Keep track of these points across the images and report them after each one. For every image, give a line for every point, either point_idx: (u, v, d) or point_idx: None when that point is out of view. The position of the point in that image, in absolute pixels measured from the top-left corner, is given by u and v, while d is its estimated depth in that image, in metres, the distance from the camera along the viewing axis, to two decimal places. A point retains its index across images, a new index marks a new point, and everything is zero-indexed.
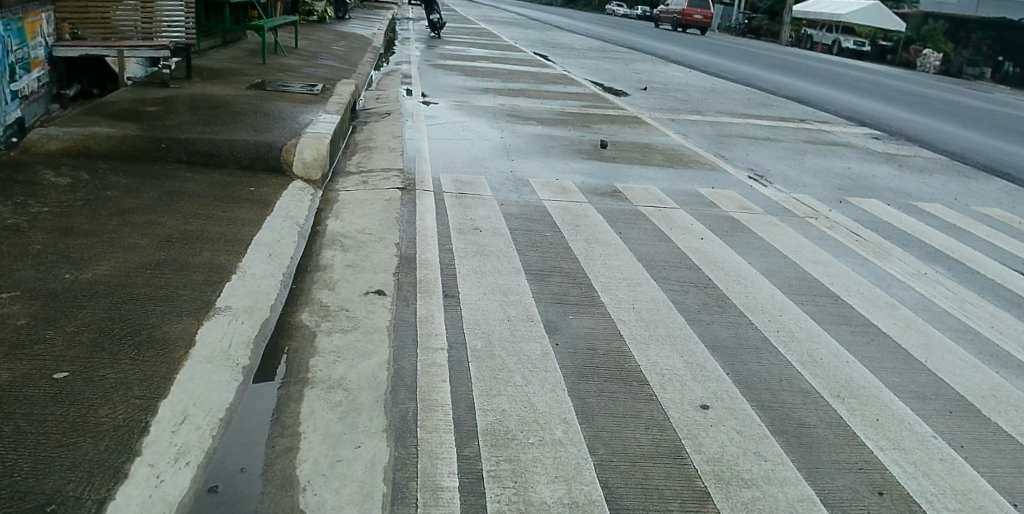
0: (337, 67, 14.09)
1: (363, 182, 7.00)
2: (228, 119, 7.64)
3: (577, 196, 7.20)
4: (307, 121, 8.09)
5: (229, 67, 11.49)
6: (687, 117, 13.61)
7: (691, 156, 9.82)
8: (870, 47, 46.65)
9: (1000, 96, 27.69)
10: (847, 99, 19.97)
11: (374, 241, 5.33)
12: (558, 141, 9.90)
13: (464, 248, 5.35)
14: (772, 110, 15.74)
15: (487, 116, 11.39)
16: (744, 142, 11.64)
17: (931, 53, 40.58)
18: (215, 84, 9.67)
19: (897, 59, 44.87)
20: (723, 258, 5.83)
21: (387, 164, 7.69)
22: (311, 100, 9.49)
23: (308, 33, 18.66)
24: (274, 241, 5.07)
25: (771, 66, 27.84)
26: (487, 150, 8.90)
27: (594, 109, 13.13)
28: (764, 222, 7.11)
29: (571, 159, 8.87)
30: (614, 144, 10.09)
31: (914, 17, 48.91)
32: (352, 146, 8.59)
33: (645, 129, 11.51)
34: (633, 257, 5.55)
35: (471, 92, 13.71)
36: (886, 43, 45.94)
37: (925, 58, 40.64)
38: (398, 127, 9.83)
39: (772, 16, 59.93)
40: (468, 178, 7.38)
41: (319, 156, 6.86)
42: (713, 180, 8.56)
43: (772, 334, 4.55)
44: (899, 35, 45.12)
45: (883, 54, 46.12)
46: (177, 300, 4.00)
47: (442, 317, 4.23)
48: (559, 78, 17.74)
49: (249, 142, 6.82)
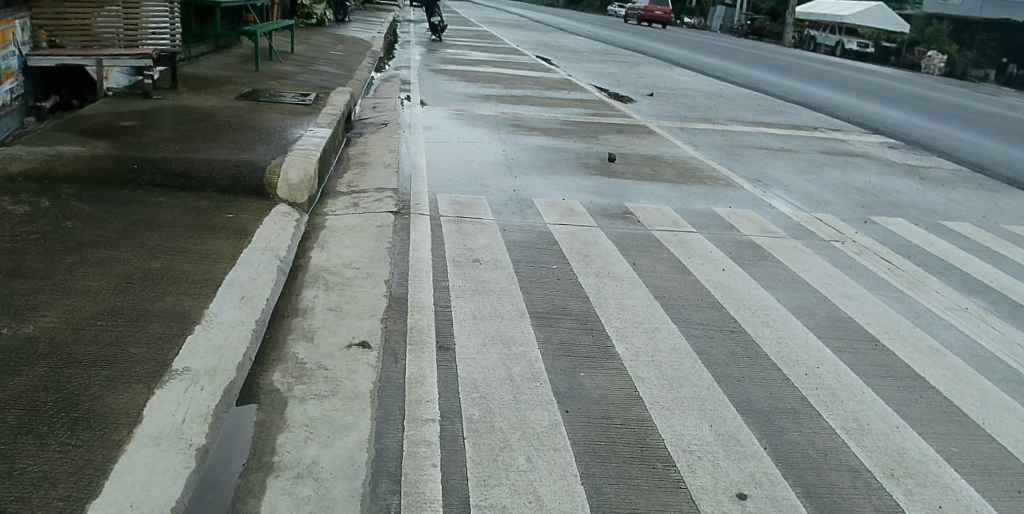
0: (333, 73, 13.54)
1: (353, 204, 6.46)
2: (210, 135, 7.11)
3: (585, 218, 6.64)
4: (295, 137, 7.56)
5: (219, 75, 10.96)
6: (698, 125, 13.05)
7: (703, 170, 9.25)
8: (875, 49, 45.94)
9: (1009, 99, 27.01)
10: (859, 105, 19.36)
11: (362, 278, 4.79)
12: (563, 154, 9.34)
13: (461, 286, 4.80)
14: (784, 118, 15.17)
15: (488, 126, 10.84)
16: (759, 153, 11.08)
17: (936, 55, 39.44)
18: (201, 94, 9.13)
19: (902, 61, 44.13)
20: (748, 294, 5.28)
21: (380, 183, 7.14)
22: (303, 111, 8.95)
23: (305, 37, 18.11)
24: (249, 280, 4.53)
25: (778, 69, 27.19)
26: (488, 165, 8.36)
27: (601, 118, 12.56)
28: (787, 247, 6.56)
29: (576, 175, 8.31)
30: (623, 157, 9.52)
31: (920, 18, 48.14)
32: (345, 163, 8.05)
33: (654, 140, 10.95)
34: (650, 294, 5.00)
35: (472, 100, 13.17)
36: (891, 45, 45.27)
37: (929, 61, 39.53)
38: (394, 140, 9.29)
39: (775, 17, 59.32)
40: (467, 198, 6.83)
41: (305, 177, 6.32)
42: (730, 198, 7.99)
43: (811, 394, 4.03)
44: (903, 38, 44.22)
45: (888, 56, 45.46)
46: (127, 361, 3.46)
47: (434, 378, 3.68)
48: (564, 84, 17.18)
49: (229, 162, 6.28)
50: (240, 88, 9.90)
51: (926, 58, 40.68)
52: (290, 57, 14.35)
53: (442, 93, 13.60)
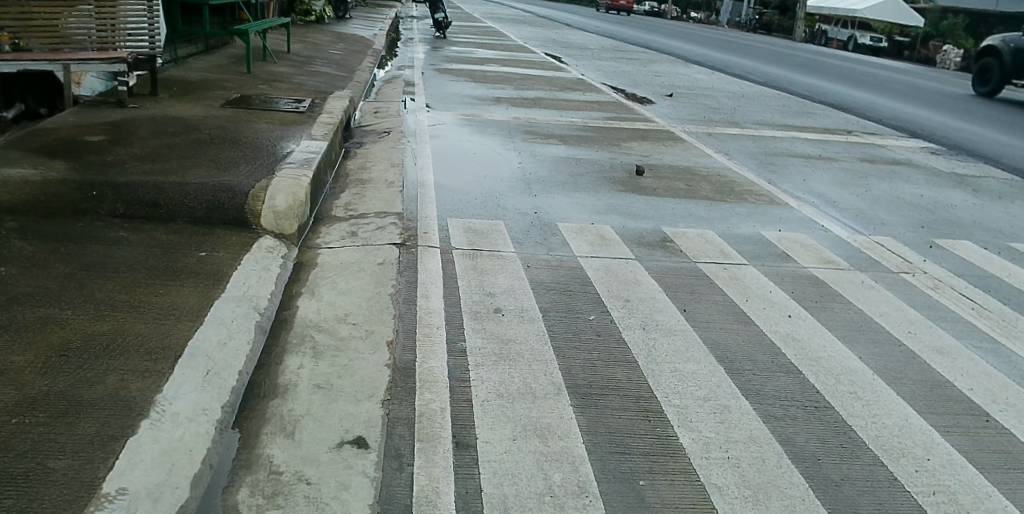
0: (334, 75, 12.67)
1: (352, 233, 5.57)
2: (189, 151, 6.26)
3: (619, 248, 5.75)
4: (286, 152, 6.68)
5: (207, 79, 10.09)
6: (724, 129, 12.14)
7: (740, 185, 8.34)
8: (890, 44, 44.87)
9: None
10: (885, 104, 18.40)
11: (358, 339, 3.89)
12: (585, 167, 8.44)
13: (481, 347, 3.91)
14: (813, 121, 14.25)
15: (501, 133, 9.95)
16: (795, 162, 10.17)
17: (952, 50, 38.53)
18: (184, 102, 8.26)
19: (914, 55, 42.54)
20: (825, 350, 4.39)
21: (382, 206, 6.24)
22: (296, 120, 8.08)
23: (304, 36, 17.25)
24: (217, 347, 3.63)
25: (793, 66, 26.22)
26: (503, 181, 7.47)
27: (621, 122, 11.66)
28: (854, 284, 5.65)
29: (602, 193, 7.41)
30: (651, 169, 8.62)
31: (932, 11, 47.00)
32: (343, 180, 7.15)
33: (681, 148, 10.04)
34: (710, 354, 4.11)
35: (482, 103, 12.27)
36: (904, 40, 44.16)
37: (944, 56, 38.79)
38: (399, 151, 8.41)
39: (785, 12, 58.33)
40: (482, 225, 5.94)
41: (295, 202, 5.44)
42: (776, 220, 7.09)
43: (929, 500, 3.12)
44: (916, 32, 43.29)
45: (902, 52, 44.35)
46: (41, 482, 2.58)
47: (451, 496, 2.78)
48: (577, 84, 16.28)
49: (205, 185, 5.42)
50: (228, 94, 9.02)
51: (941, 54, 39.62)
52: (286, 57, 13.46)
53: (449, 96, 12.69)
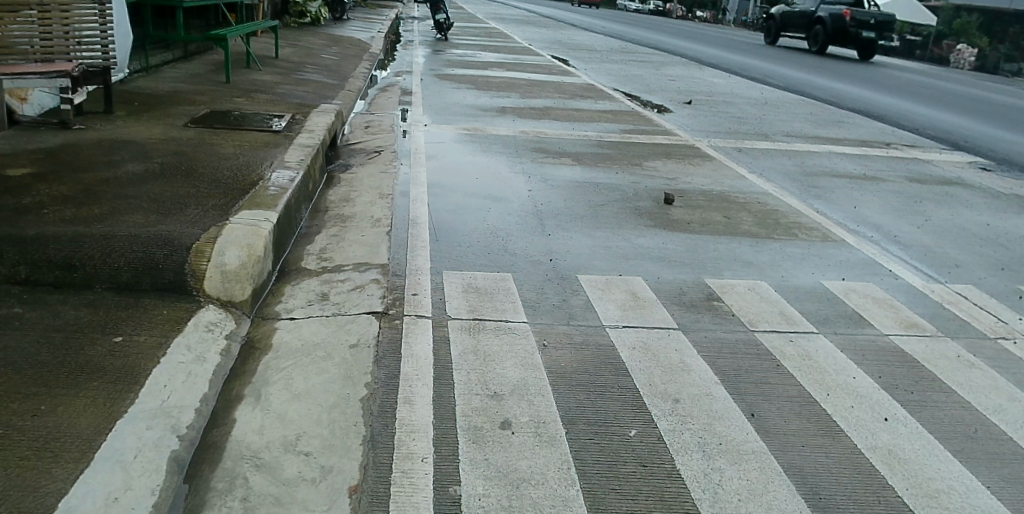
0: (325, 84, 11.57)
1: (322, 295, 4.46)
2: (130, 187, 5.17)
3: (657, 311, 4.63)
4: (250, 185, 5.57)
5: (177, 92, 8.98)
6: (754, 143, 11.02)
7: (784, 217, 7.21)
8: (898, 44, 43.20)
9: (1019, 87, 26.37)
10: (919, 112, 17.21)
11: (308, 486, 2.77)
12: (604, 194, 7.31)
13: (481, 493, 2.78)
14: (848, 132, 13.10)
15: (508, 152, 8.82)
16: (838, 183, 9.04)
17: (964, 49, 37.98)
18: (142, 120, 7.18)
19: (928, 55, 41.43)
20: (942, 480, 3.26)
21: (364, 255, 5.12)
22: (270, 142, 6.97)
23: (295, 39, 16.19)
24: (101, 508, 2.53)
25: (812, 69, 24.98)
26: (511, 215, 6.35)
27: (640, 136, 10.54)
28: (952, 362, 4.51)
29: (627, 229, 6.27)
30: (680, 196, 7.50)
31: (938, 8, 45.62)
32: (321, 216, 6.04)
33: (710, 167, 8.91)
34: (797, 496, 2.99)
35: (487, 115, 11.15)
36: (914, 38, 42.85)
37: (958, 55, 37.96)
38: (390, 178, 7.29)
39: None
40: (487, 280, 4.82)
41: (250, 259, 4.35)
42: (835, 267, 5.96)
43: None
44: (929, 29, 42.21)
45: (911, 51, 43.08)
46: None
47: None
48: (588, 90, 15.18)
49: (137, 238, 4.32)
50: (197, 110, 7.93)
51: (953, 52, 38.43)
52: (273, 64, 12.33)
53: (449, 106, 11.56)
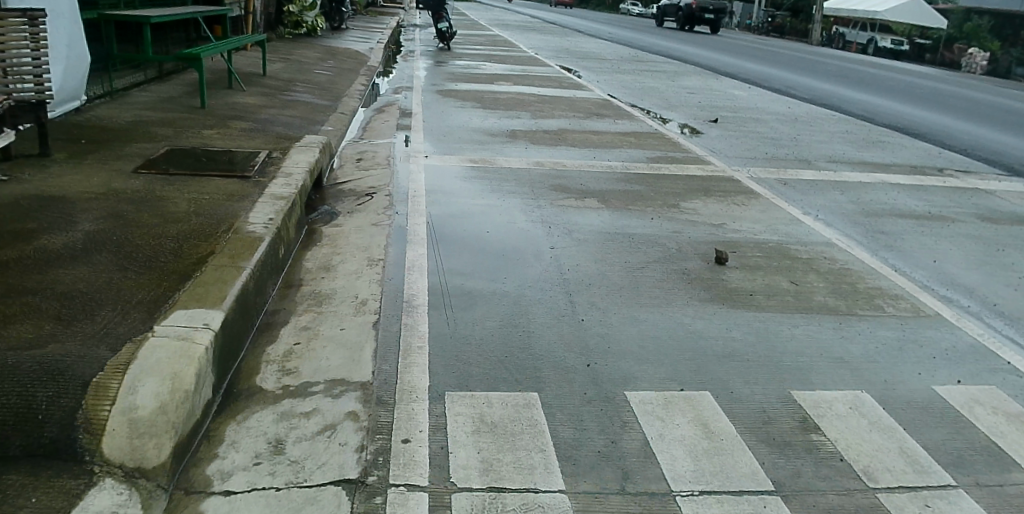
0: (316, 106, 10.33)
1: (275, 443, 3.20)
2: (34, 274, 3.97)
3: (739, 457, 3.37)
4: (198, 260, 4.33)
5: (140, 122, 7.77)
6: (795, 171, 9.76)
7: (860, 280, 5.94)
8: (912, 47, 41.84)
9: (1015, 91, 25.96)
10: (961, 127, 15.84)
11: None
12: (641, 250, 6.05)
13: None
14: (895, 155, 11.81)
15: (523, 191, 7.57)
16: (903, 225, 7.77)
17: (976, 53, 35.48)
18: (84, 165, 5.96)
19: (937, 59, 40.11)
20: None
21: (341, 364, 3.86)
22: (237, 191, 5.73)
23: (289, 52, 15.00)
24: None
25: (835, 77, 23.69)
26: (533, 287, 5.09)
27: (669, 165, 9.29)
28: None
29: (679, 306, 5.01)
30: (731, 251, 6.26)
31: (955, 11, 44.10)
32: (292, 293, 4.78)
33: (758, 207, 7.64)
34: None
35: (497, 141, 9.87)
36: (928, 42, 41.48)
37: (970, 57, 35.55)
38: (385, 233, 6.04)
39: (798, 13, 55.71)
40: (506, 408, 3.56)
41: (173, 395, 3.10)
42: (944, 363, 4.67)
43: None
44: (941, 33, 40.78)
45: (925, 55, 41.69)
46: None
47: None
48: (603, 107, 13.92)
49: (16, 371, 3.12)
50: (156, 148, 6.70)
51: (966, 57, 36.91)
52: (260, 84, 11.11)
53: (454, 131, 10.29)
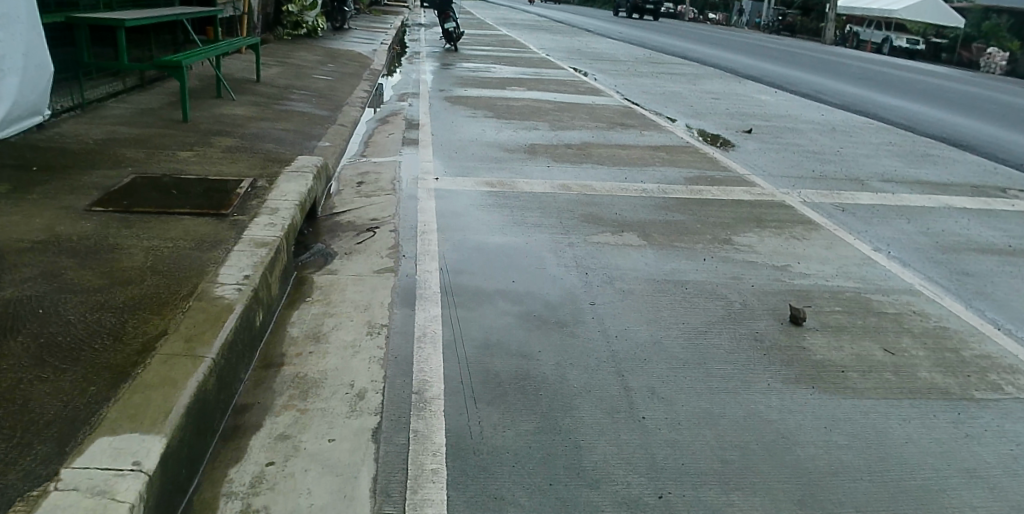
0: (315, 117, 9.31)
1: None
2: None
3: None
4: (145, 349, 3.30)
5: (109, 142, 6.77)
6: (849, 193, 8.73)
7: (966, 346, 4.88)
8: None
9: None
10: (1007, 137, 14.74)
11: None
12: (701, 305, 5.03)
13: None
14: (949, 172, 10.73)
15: (550, 223, 6.54)
16: (987, 263, 6.72)
17: (997, 53, 34.39)
18: (28, 201, 4.95)
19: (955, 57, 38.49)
20: None
21: (329, 507, 2.82)
22: (209, 235, 4.70)
23: (288, 56, 14.01)
24: None
25: (863, 80, 22.60)
26: (574, 365, 4.07)
27: (710, 186, 8.27)
28: None
29: (760, 391, 3.97)
30: (805, 304, 5.24)
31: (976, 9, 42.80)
32: (272, 377, 3.75)
33: (822, 243, 6.60)
34: None
35: (516, 159, 8.84)
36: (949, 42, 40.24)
37: (990, 58, 34.39)
38: (388, 284, 5.02)
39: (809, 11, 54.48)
40: None
41: None
42: None
43: None
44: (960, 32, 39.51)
45: None
46: None
47: None
48: (626, 116, 12.88)
49: None
50: (121, 176, 5.69)
51: (984, 56, 35.43)
52: (253, 92, 10.10)
53: (468, 147, 9.26)
